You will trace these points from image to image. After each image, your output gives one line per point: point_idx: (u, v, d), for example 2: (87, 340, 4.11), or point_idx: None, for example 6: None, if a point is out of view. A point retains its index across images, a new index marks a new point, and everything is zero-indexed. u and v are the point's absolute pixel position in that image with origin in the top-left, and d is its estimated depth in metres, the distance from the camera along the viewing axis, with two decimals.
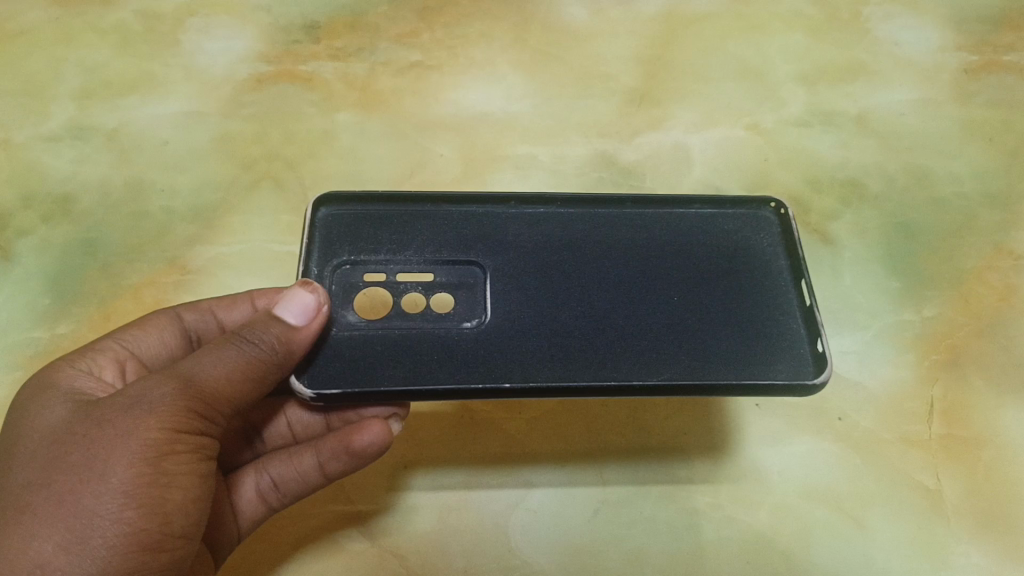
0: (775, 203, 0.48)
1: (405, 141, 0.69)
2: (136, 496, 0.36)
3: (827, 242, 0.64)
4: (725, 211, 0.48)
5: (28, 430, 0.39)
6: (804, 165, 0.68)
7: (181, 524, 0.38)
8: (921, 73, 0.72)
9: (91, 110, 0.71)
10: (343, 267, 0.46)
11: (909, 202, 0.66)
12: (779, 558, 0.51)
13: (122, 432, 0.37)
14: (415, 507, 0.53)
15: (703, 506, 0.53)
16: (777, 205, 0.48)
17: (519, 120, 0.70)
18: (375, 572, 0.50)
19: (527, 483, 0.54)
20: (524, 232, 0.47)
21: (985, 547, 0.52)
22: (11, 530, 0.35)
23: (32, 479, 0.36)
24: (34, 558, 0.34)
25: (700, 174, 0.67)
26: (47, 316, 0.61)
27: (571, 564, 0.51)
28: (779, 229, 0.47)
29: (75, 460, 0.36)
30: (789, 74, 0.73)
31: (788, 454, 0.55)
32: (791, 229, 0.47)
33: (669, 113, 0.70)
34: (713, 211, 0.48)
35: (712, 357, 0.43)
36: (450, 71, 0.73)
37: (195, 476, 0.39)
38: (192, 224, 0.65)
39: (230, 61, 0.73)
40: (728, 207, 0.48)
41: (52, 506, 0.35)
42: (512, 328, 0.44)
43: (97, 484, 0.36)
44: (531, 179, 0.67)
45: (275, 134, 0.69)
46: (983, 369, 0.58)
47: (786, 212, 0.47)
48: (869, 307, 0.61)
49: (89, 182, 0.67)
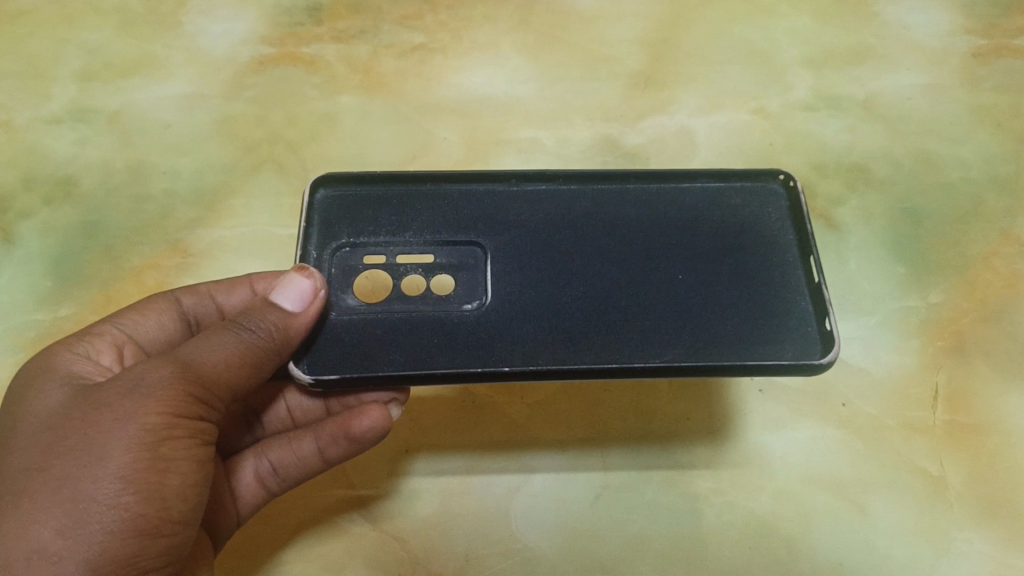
0: (783, 175, 0.47)
1: (407, 124, 0.68)
2: (135, 481, 0.36)
3: (832, 227, 0.63)
4: (732, 185, 0.47)
5: (26, 414, 0.39)
6: (810, 149, 0.67)
7: (180, 510, 0.38)
8: (930, 57, 0.72)
9: (93, 92, 0.70)
10: (342, 249, 0.46)
11: (916, 187, 0.65)
12: (781, 544, 0.51)
13: (121, 417, 0.37)
14: (416, 492, 0.53)
15: (705, 491, 0.53)
16: (785, 177, 0.47)
17: (523, 103, 0.70)
18: (376, 556, 0.51)
19: (530, 468, 0.53)
20: (525, 211, 0.47)
21: (988, 533, 0.51)
22: (8, 515, 0.35)
23: (30, 464, 0.36)
24: (31, 543, 0.34)
25: (704, 158, 0.67)
26: (49, 298, 0.60)
27: (572, 548, 0.51)
28: (787, 202, 0.47)
29: (73, 445, 0.36)
30: (795, 57, 0.72)
31: (792, 439, 0.54)
32: (799, 202, 0.46)
33: (674, 97, 0.70)
34: (718, 185, 0.47)
35: (716, 337, 0.43)
36: (453, 53, 0.73)
37: (193, 461, 0.39)
38: (194, 207, 0.64)
39: (232, 43, 0.72)
40: (735, 181, 0.47)
41: (50, 491, 0.35)
42: (512, 310, 0.44)
43: (95, 468, 0.36)
44: (534, 162, 0.66)
45: (277, 116, 0.68)
46: (988, 356, 0.57)
47: (795, 185, 0.46)
48: (874, 293, 0.60)
49: (91, 164, 0.67)
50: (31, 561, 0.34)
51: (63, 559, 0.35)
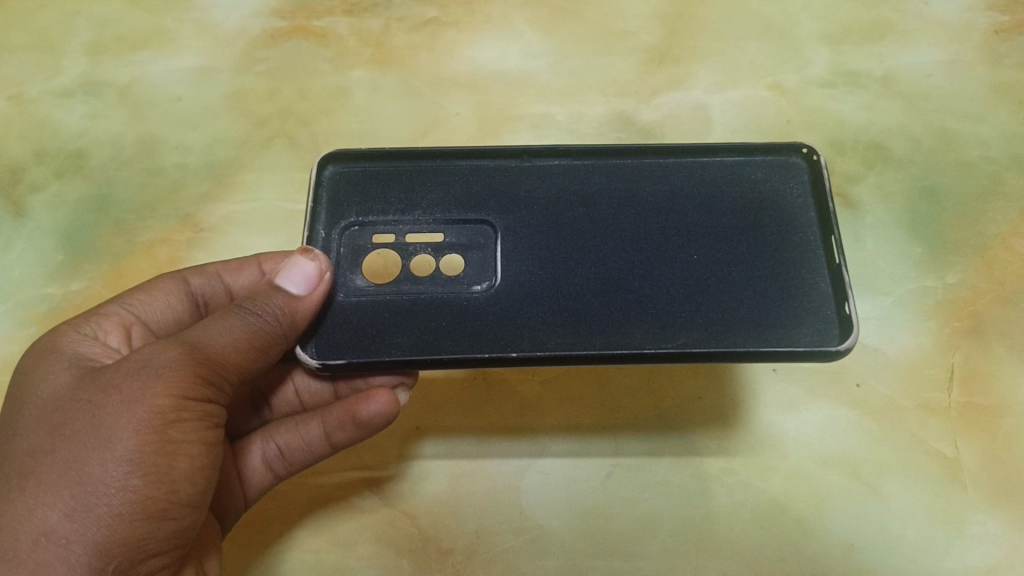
0: (807, 149, 0.46)
1: (419, 100, 0.68)
2: (143, 463, 0.36)
3: (849, 206, 0.63)
4: (753, 159, 0.46)
5: (33, 395, 0.39)
6: (828, 127, 0.66)
7: (187, 493, 0.38)
8: (950, 33, 0.70)
9: (104, 65, 0.70)
10: (351, 228, 0.46)
11: (934, 165, 0.64)
12: (792, 524, 0.51)
13: (128, 399, 0.37)
14: (427, 469, 0.53)
15: (717, 471, 0.52)
16: (809, 150, 0.46)
17: (537, 78, 0.69)
18: (386, 533, 0.51)
19: (541, 445, 0.53)
20: (538, 187, 0.46)
21: (1002, 516, 0.51)
22: (16, 496, 0.35)
23: (38, 446, 0.37)
24: (39, 526, 0.35)
25: (720, 135, 0.66)
26: (60, 273, 0.60)
27: (582, 527, 0.51)
28: (809, 177, 0.46)
29: (81, 427, 0.36)
30: (814, 33, 0.71)
31: (805, 420, 0.54)
32: (822, 178, 0.45)
33: (690, 72, 0.69)
34: (738, 160, 0.46)
35: (730, 321, 0.42)
36: (467, 28, 0.72)
37: (202, 444, 0.39)
38: (204, 181, 0.64)
39: (243, 16, 0.71)
40: (757, 155, 0.47)
41: (58, 473, 0.35)
42: (522, 291, 0.43)
43: (103, 451, 0.36)
44: (548, 138, 0.66)
45: (289, 91, 0.68)
46: (1006, 337, 0.56)
47: (817, 159, 0.45)
48: (891, 273, 0.59)
49: (102, 138, 0.66)
50: (39, 544, 0.34)
51: (70, 542, 0.35)
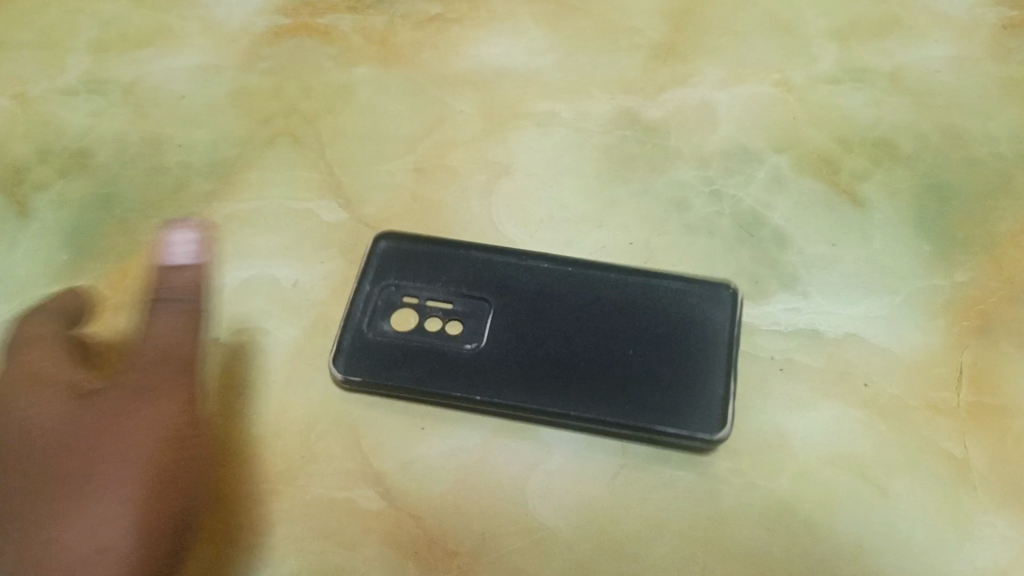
0: None
1: (424, 97, 0.67)
2: (138, 521, 0.46)
3: (857, 203, 0.62)
4: None
5: (19, 430, 0.49)
6: (835, 123, 0.66)
7: (138, 546, 0.45)
8: (958, 29, 0.70)
9: (107, 63, 0.70)
10: None
11: (942, 163, 0.64)
12: (800, 526, 0.50)
13: (120, 460, 0.47)
14: (431, 468, 0.52)
15: (724, 472, 0.52)
16: None
17: (542, 75, 0.68)
18: (391, 533, 0.50)
19: (547, 445, 0.53)
20: None
21: (1011, 517, 0.51)
22: (50, 520, 0.46)
23: (47, 482, 0.47)
24: (65, 552, 0.45)
25: (727, 133, 0.65)
26: (66, 273, 0.60)
27: (588, 527, 0.50)
28: None
29: (77, 475, 0.47)
30: (821, 29, 0.70)
31: (813, 421, 0.54)
32: None
33: (696, 69, 0.68)
34: None
35: None
36: (471, 24, 0.71)
37: (133, 479, 0.47)
38: (209, 180, 0.64)
39: (247, 13, 0.71)
40: None
41: (74, 511, 0.46)
42: None
43: (102, 499, 0.46)
44: (553, 136, 0.65)
45: (293, 88, 0.68)
46: (1014, 336, 0.56)
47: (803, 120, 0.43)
48: (899, 271, 0.59)
49: (106, 136, 0.66)
50: (69, 556, 0.45)
51: (93, 563, 0.44)
